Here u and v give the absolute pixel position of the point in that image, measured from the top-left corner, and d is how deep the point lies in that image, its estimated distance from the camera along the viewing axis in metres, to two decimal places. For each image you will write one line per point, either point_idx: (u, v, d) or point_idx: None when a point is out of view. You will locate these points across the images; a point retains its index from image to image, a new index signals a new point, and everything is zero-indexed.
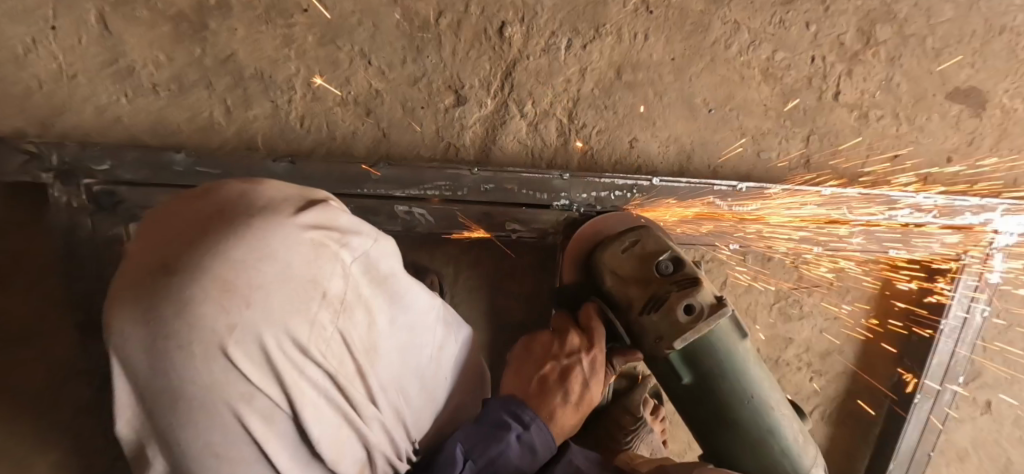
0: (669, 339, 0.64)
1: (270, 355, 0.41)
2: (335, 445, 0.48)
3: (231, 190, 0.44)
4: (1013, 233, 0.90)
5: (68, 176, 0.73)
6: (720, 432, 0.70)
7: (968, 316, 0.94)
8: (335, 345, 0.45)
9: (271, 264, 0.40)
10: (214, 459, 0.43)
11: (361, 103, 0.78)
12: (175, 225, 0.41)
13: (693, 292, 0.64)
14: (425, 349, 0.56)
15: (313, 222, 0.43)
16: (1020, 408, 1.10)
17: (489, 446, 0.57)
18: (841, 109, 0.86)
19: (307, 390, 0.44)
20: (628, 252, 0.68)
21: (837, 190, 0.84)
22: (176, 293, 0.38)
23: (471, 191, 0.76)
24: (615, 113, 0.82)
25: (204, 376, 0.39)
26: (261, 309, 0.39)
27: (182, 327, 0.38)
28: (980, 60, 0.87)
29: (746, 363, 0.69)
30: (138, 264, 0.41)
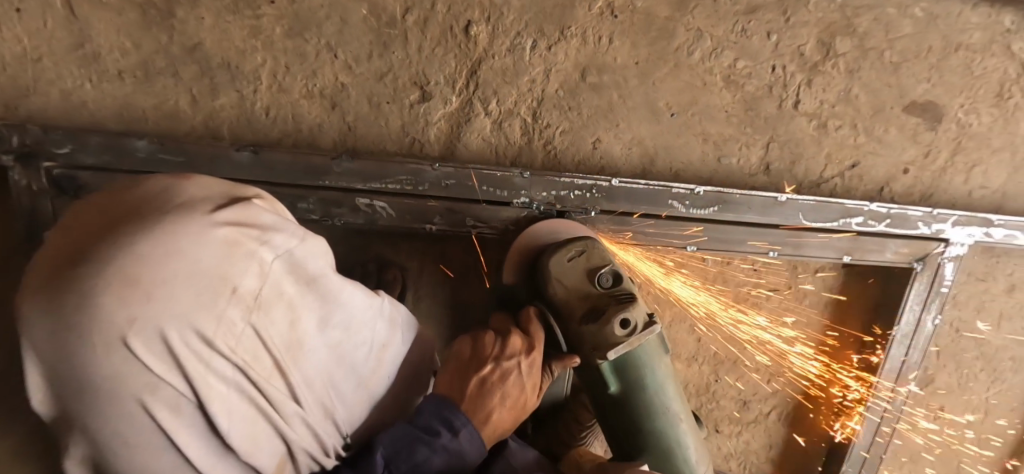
0: (603, 349, 0.68)
1: (174, 349, 0.41)
2: (250, 442, 0.48)
3: (154, 185, 0.45)
4: (963, 244, 0.93)
5: (30, 159, 0.73)
6: (634, 441, 0.74)
7: (919, 324, 0.97)
8: (248, 341, 0.45)
9: (177, 259, 0.40)
10: (121, 452, 0.43)
11: (327, 95, 0.79)
12: (87, 221, 0.42)
13: (629, 307, 0.68)
14: (360, 348, 0.56)
15: (230, 220, 0.44)
16: (972, 414, 1.14)
17: (414, 452, 0.56)
18: (800, 118, 0.88)
19: (217, 386, 0.44)
20: (573, 262, 0.71)
21: (793, 197, 0.86)
22: (78, 285, 0.39)
23: (432, 186, 0.78)
24: (578, 114, 0.83)
25: (103, 368, 0.39)
26: (163, 301, 0.40)
27: (81, 320, 0.38)
28: (936, 75, 0.89)
29: (665, 380, 0.74)
30: (48, 257, 0.42)
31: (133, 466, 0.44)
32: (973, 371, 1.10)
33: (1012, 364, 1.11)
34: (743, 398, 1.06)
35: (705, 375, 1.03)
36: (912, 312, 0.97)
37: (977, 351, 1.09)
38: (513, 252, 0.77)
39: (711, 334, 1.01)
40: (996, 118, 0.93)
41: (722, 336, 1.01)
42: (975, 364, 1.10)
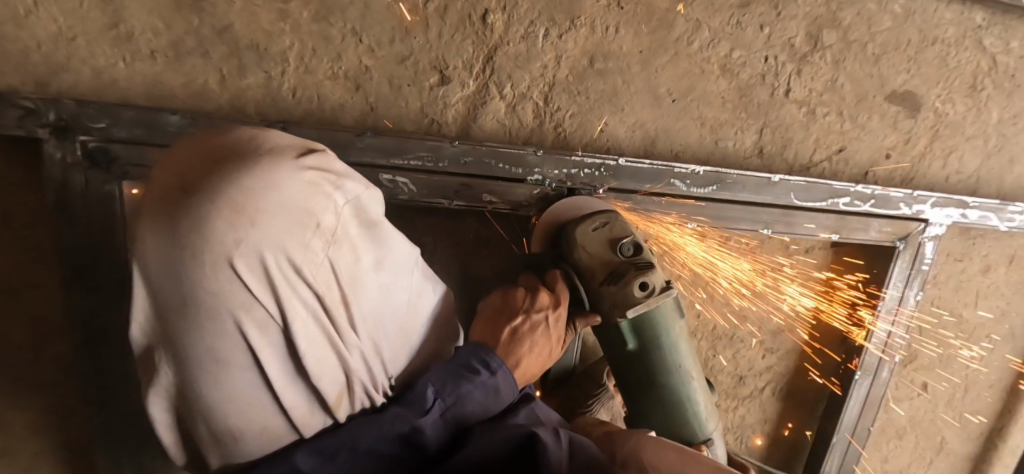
0: (622, 308, 0.73)
1: (269, 271, 0.48)
2: (319, 363, 0.54)
3: (242, 132, 0.52)
4: (941, 225, 1.01)
5: (64, 133, 0.76)
6: (650, 395, 0.81)
7: (902, 300, 1.05)
8: (326, 272, 0.52)
9: (275, 193, 0.47)
10: (214, 363, 0.50)
11: (351, 77, 0.83)
12: (191, 158, 0.49)
13: (648, 271, 0.73)
14: (406, 293, 0.62)
15: (312, 165, 0.51)
16: (953, 389, 1.21)
17: (458, 386, 0.63)
18: (791, 105, 0.95)
19: (298, 308, 0.51)
20: (597, 230, 0.75)
21: (786, 177, 0.92)
22: (192, 211, 0.46)
23: (451, 163, 0.82)
24: (586, 98, 0.88)
25: (211, 284, 0.47)
26: (264, 229, 0.47)
27: (195, 240, 0.46)
28: (914, 66, 0.96)
29: (679, 339, 0.79)
30: (158, 187, 0.49)
31: (222, 378, 0.51)
32: (952, 349, 1.17)
33: (988, 342, 1.18)
34: (738, 373, 1.12)
35: (702, 350, 1.09)
36: (896, 288, 1.04)
37: (956, 329, 1.16)
38: (539, 223, 0.82)
39: (709, 311, 1.06)
40: (969, 108, 1.00)
41: (720, 313, 1.07)
42: (954, 341, 1.17)
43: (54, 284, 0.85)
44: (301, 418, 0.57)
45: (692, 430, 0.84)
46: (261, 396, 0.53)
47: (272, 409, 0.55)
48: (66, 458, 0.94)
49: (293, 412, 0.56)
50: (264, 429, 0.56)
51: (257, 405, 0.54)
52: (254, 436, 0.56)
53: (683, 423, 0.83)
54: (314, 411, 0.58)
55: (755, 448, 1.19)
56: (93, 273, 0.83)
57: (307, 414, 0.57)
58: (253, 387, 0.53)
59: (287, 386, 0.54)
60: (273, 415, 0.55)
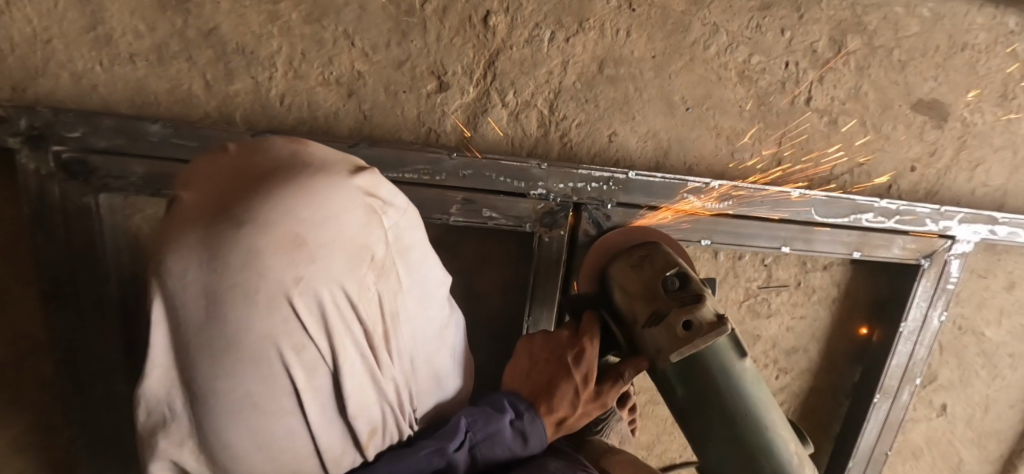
0: (666, 352, 0.65)
1: (322, 306, 0.51)
2: (359, 392, 0.58)
3: (285, 151, 0.53)
4: (968, 241, 0.95)
5: (38, 142, 0.71)
6: (731, 466, 0.72)
7: (925, 320, 0.99)
8: (371, 304, 0.56)
9: (332, 226, 0.50)
10: (256, 396, 0.53)
11: (344, 83, 0.78)
12: (229, 185, 0.51)
13: (692, 310, 0.65)
14: (437, 320, 0.66)
15: (365, 191, 0.53)
16: (974, 410, 1.16)
17: (489, 422, 0.64)
18: (812, 114, 0.89)
19: (345, 342, 0.55)
20: (637, 268, 0.72)
21: (807, 192, 0.86)
22: (246, 246, 0.47)
23: (450, 176, 0.77)
24: (594, 106, 0.83)
25: (265, 318, 0.49)
26: (321, 265, 0.50)
27: (252, 279, 0.48)
28: (941, 74, 0.90)
29: (744, 379, 0.71)
30: (197, 215, 0.50)
31: (262, 412, 0.54)
32: (973, 368, 1.12)
33: (1011, 361, 1.13)
34: None
35: None
36: (919, 308, 0.98)
37: (978, 348, 1.11)
38: (586, 265, 0.80)
39: None
40: (999, 117, 0.95)
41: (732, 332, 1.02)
42: (976, 361, 1.12)
43: (31, 300, 0.81)
44: (333, 448, 0.60)
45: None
46: (296, 433, 0.57)
47: (306, 444, 0.58)
48: None
49: (326, 442, 0.59)
50: (295, 458, 0.59)
51: (289, 442, 0.57)
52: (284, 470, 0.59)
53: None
54: (345, 449, 0.62)
55: None
56: (70, 288, 0.78)
57: (338, 452, 0.61)
58: (292, 419, 0.56)
59: (324, 420, 0.58)
60: (305, 450, 0.59)
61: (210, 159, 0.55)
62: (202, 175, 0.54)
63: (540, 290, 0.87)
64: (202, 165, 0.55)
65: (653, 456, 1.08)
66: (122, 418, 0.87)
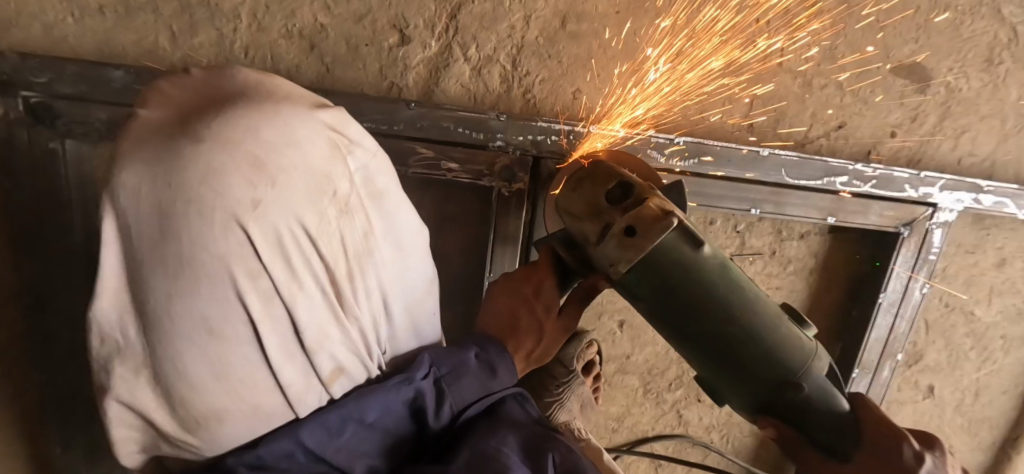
0: (619, 264, 0.61)
1: (282, 236, 0.49)
2: (321, 337, 0.55)
3: (248, 78, 0.53)
4: (952, 210, 0.93)
5: (7, 87, 0.72)
6: (723, 369, 0.64)
7: (906, 292, 0.97)
8: (335, 241, 0.54)
9: (295, 151, 0.48)
10: (208, 334, 0.48)
11: (306, 36, 0.78)
12: (190, 104, 0.49)
13: (634, 215, 0.60)
14: (411, 274, 0.64)
15: (330, 123, 0.53)
16: (964, 395, 1.12)
17: (453, 356, 0.65)
18: (785, 75, 0.87)
19: (307, 280, 0.52)
20: (577, 188, 0.67)
21: (776, 151, 0.85)
22: (204, 161, 0.45)
23: (407, 126, 0.77)
24: (558, 63, 0.82)
25: (220, 243, 0.46)
26: (281, 190, 0.48)
27: (208, 196, 0.45)
28: (923, 35, 0.87)
29: (711, 265, 0.62)
30: (155, 130, 0.47)
31: (214, 354, 0.49)
32: (963, 349, 1.09)
33: (1003, 343, 1.09)
34: None
35: None
36: (899, 279, 0.96)
37: (968, 329, 1.07)
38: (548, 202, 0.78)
39: None
40: (986, 83, 0.91)
41: None
42: (965, 341, 1.08)
43: None
44: (297, 396, 0.57)
45: (795, 410, 0.64)
46: (256, 374, 0.52)
47: (266, 389, 0.54)
48: None
49: (291, 390, 0.55)
50: (255, 410, 0.55)
51: (250, 389, 0.53)
52: (242, 417, 0.55)
53: (783, 402, 0.64)
54: (309, 388, 0.58)
55: (746, 451, 1.12)
56: (40, 233, 0.80)
57: (303, 390, 0.57)
58: (250, 364, 0.51)
59: (285, 363, 0.54)
60: (267, 394, 0.54)
61: (172, 80, 0.52)
62: (164, 93, 0.51)
63: (501, 248, 0.87)
64: (162, 86, 0.52)
65: (625, 429, 1.06)
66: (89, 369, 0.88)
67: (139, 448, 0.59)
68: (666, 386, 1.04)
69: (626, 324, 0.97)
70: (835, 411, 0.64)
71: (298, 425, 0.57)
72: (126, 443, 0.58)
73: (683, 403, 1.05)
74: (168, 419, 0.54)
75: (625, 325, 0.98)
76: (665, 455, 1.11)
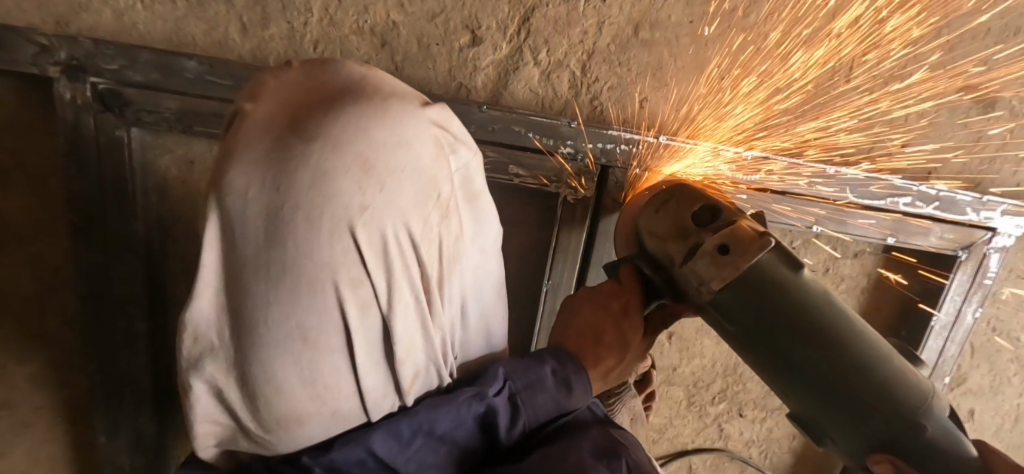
0: (712, 283, 0.63)
1: (387, 242, 0.46)
2: (409, 345, 0.52)
3: (353, 70, 0.50)
4: (1010, 234, 0.94)
5: (77, 72, 0.71)
6: (831, 406, 0.62)
7: (960, 316, 0.99)
8: (433, 247, 0.51)
9: (406, 151, 0.46)
10: (301, 342, 0.46)
11: (377, 33, 0.77)
12: (295, 100, 0.46)
13: (728, 233, 0.63)
14: (488, 276, 0.62)
15: (436, 119, 0.50)
16: (1001, 418, 1.13)
17: (529, 370, 0.62)
18: (854, 93, 0.86)
19: (404, 287, 0.50)
20: (662, 211, 0.70)
21: (843, 170, 0.85)
22: (316, 164, 0.42)
23: (478, 128, 0.76)
24: (627, 70, 0.81)
25: (326, 249, 0.43)
26: (390, 194, 0.45)
27: (318, 200, 0.43)
28: (993, 58, 0.85)
29: (803, 295, 0.63)
30: (264, 129, 0.45)
31: (308, 362, 0.47)
32: (1006, 374, 1.09)
33: None
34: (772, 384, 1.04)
35: (734, 356, 1.00)
36: (953, 303, 0.98)
37: (1012, 354, 1.07)
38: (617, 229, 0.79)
39: None
40: None
41: None
42: (1009, 367, 1.08)
43: (60, 232, 0.81)
44: (374, 402, 0.54)
45: (919, 451, 0.61)
46: (342, 382, 0.50)
47: (347, 394, 0.51)
48: (68, 410, 0.92)
49: (370, 397, 0.53)
50: (334, 416, 0.52)
51: (335, 392, 0.50)
52: (322, 422, 0.52)
53: (903, 443, 0.61)
54: (386, 395, 0.55)
55: (782, 467, 1.11)
56: (98, 221, 0.78)
57: (380, 397, 0.54)
58: (338, 372, 0.49)
59: (371, 371, 0.51)
60: (347, 400, 0.52)
61: (277, 74, 0.50)
62: (269, 88, 0.48)
63: (562, 253, 0.88)
64: (269, 78, 0.50)
65: (664, 440, 1.05)
66: (137, 355, 0.88)
67: (217, 442, 0.57)
68: (710, 400, 1.03)
69: (675, 335, 0.97)
70: (959, 452, 0.61)
71: (369, 430, 0.56)
72: (207, 438, 0.56)
73: (725, 417, 1.05)
74: (247, 420, 0.52)
75: (675, 336, 0.97)
76: (702, 466, 1.10)
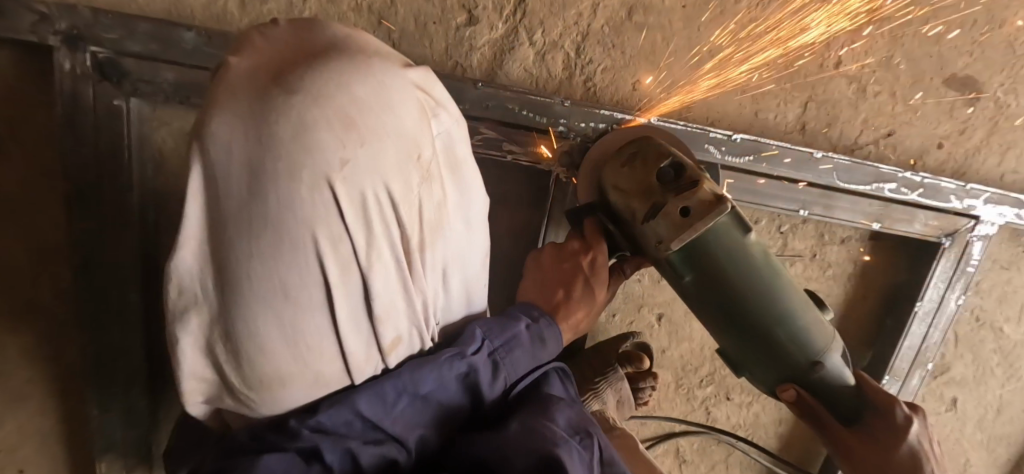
0: (668, 241, 0.64)
1: (367, 200, 0.47)
2: (388, 306, 0.53)
3: (339, 31, 0.50)
4: (992, 223, 0.96)
5: (75, 42, 0.71)
6: (760, 350, 0.71)
7: (942, 303, 1.01)
8: (414, 210, 0.51)
9: (387, 109, 0.46)
10: (282, 297, 0.47)
11: (375, 10, 0.78)
12: (280, 56, 0.47)
13: (689, 195, 0.63)
14: (474, 245, 0.62)
15: (417, 81, 0.51)
16: (984, 408, 1.15)
17: (505, 328, 0.64)
18: (841, 80, 0.87)
19: (384, 248, 0.50)
20: (628, 166, 0.70)
21: (831, 155, 0.87)
22: (299, 116, 0.43)
23: (473, 106, 0.78)
24: (621, 53, 0.83)
25: (306, 202, 0.44)
26: (370, 151, 0.46)
27: (298, 153, 0.43)
28: (978, 49, 0.87)
29: (752, 261, 0.66)
30: (247, 82, 0.45)
31: (289, 317, 0.48)
32: (989, 364, 1.11)
33: None
34: None
35: None
36: (936, 289, 1.00)
37: (995, 344, 1.09)
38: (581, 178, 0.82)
39: None
40: None
41: None
42: (992, 357, 1.10)
43: (56, 203, 0.82)
44: (357, 364, 0.54)
45: (812, 382, 0.74)
46: (323, 341, 0.50)
47: (329, 356, 0.52)
48: (63, 381, 0.93)
49: (351, 358, 0.53)
50: (317, 376, 0.53)
51: (316, 350, 0.51)
52: (304, 382, 0.53)
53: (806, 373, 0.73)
54: (369, 357, 0.55)
55: (770, 452, 1.13)
56: (95, 191, 0.79)
57: (363, 360, 0.54)
58: (319, 330, 0.50)
59: (352, 332, 0.52)
60: (329, 361, 0.52)
61: (261, 32, 0.50)
62: (254, 44, 0.49)
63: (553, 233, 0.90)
64: (253, 36, 0.50)
65: (653, 424, 1.07)
66: (132, 330, 0.88)
67: (204, 398, 0.58)
68: (698, 383, 1.04)
69: (665, 318, 0.98)
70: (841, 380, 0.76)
71: (355, 392, 0.56)
72: (194, 393, 0.57)
73: (713, 401, 1.06)
74: (232, 376, 0.52)
75: (664, 319, 0.98)
76: (690, 450, 1.12)
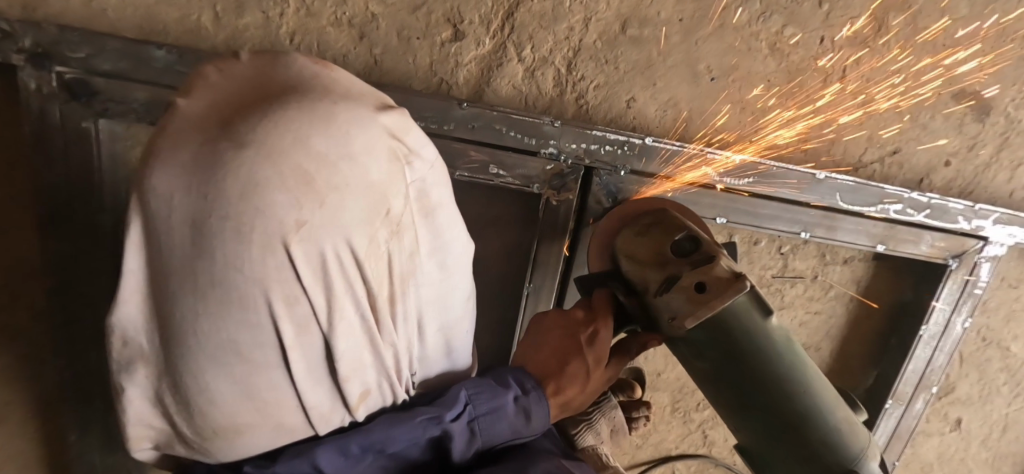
0: (683, 318, 0.61)
1: (327, 259, 0.44)
2: (353, 361, 0.50)
3: (304, 68, 0.47)
4: (1001, 243, 0.92)
5: (41, 60, 0.68)
6: (777, 439, 0.65)
7: (948, 326, 0.97)
8: (381, 264, 0.48)
9: (350, 164, 0.43)
10: (235, 357, 0.44)
11: (356, 25, 0.74)
12: (234, 99, 0.44)
13: (707, 270, 0.61)
14: (454, 290, 0.59)
15: (392, 126, 0.47)
16: (989, 429, 1.12)
17: (492, 397, 0.58)
18: (846, 96, 0.84)
19: (348, 305, 0.47)
20: (646, 235, 0.70)
21: (833, 176, 0.83)
22: (248, 173, 0.40)
23: (458, 126, 0.75)
24: (615, 68, 0.79)
25: (258, 265, 0.41)
26: (330, 211, 0.42)
27: (248, 212, 0.40)
28: (990, 63, 0.83)
29: (767, 339, 0.63)
30: (194, 128, 0.42)
31: (242, 375, 0.45)
32: (995, 383, 1.07)
33: None
34: None
35: None
36: (942, 312, 0.97)
37: (1001, 364, 1.06)
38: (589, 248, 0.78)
39: None
40: None
41: None
42: (998, 377, 1.07)
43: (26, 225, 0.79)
44: (320, 417, 0.51)
45: None
46: (281, 397, 0.48)
47: (288, 410, 0.49)
48: None
49: (313, 412, 0.50)
50: (277, 429, 0.50)
51: (273, 406, 0.48)
52: (262, 435, 0.50)
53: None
54: (335, 410, 0.52)
55: None
56: (66, 213, 0.76)
57: (327, 412, 0.52)
58: (276, 387, 0.47)
59: (314, 387, 0.49)
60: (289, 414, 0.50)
61: (216, 69, 0.47)
62: (209, 82, 0.46)
63: (544, 257, 0.86)
64: (212, 71, 0.47)
65: (648, 446, 1.04)
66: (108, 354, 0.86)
67: (154, 444, 0.55)
68: (695, 405, 1.01)
69: None
70: None
71: (316, 444, 0.53)
72: (142, 439, 0.54)
73: (710, 423, 1.03)
74: (184, 425, 0.50)
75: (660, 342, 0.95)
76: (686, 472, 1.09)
